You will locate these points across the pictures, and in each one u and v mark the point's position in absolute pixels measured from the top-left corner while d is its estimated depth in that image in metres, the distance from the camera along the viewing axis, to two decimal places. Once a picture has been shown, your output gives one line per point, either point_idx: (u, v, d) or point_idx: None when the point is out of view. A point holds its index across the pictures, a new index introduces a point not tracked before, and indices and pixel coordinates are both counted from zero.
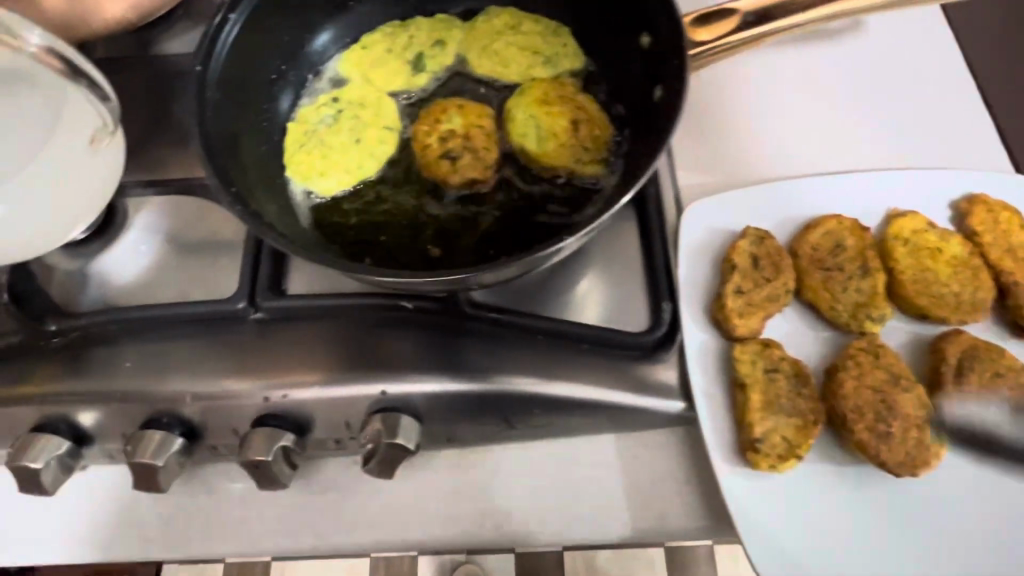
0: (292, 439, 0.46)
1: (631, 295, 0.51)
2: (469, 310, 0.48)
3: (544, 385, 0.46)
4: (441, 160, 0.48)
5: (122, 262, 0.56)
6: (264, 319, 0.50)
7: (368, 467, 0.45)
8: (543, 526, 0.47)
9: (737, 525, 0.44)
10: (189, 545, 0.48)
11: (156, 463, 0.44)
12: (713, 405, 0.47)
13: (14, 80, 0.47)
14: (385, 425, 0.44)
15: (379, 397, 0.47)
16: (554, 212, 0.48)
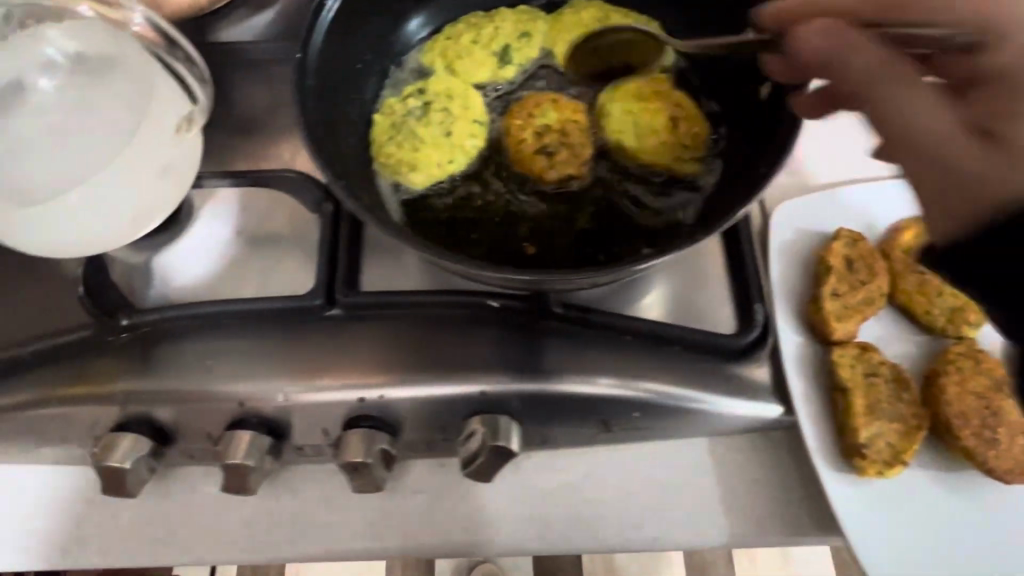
0: (389, 441, 0.45)
1: (718, 296, 0.51)
2: (558, 310, 0.47)
3: (642, 387, 0.46)
4: (535, 156, 0.47)
5: (185, 257, 0.55)
6: (344, 314, 0.49)
7: (469, 471, 0.44)
8: (639, 532, 0.46)
9: (845, 533, 0.43)
10: (276, 546, 0.47)
11: (249, 463, 0.43)
12: (813, 410, 0.47)
13: (103, 63, 0.45)
14: (488, 426, 0.44)
15: (478, 398, 0.46)
16: (655, 210, 0.47)
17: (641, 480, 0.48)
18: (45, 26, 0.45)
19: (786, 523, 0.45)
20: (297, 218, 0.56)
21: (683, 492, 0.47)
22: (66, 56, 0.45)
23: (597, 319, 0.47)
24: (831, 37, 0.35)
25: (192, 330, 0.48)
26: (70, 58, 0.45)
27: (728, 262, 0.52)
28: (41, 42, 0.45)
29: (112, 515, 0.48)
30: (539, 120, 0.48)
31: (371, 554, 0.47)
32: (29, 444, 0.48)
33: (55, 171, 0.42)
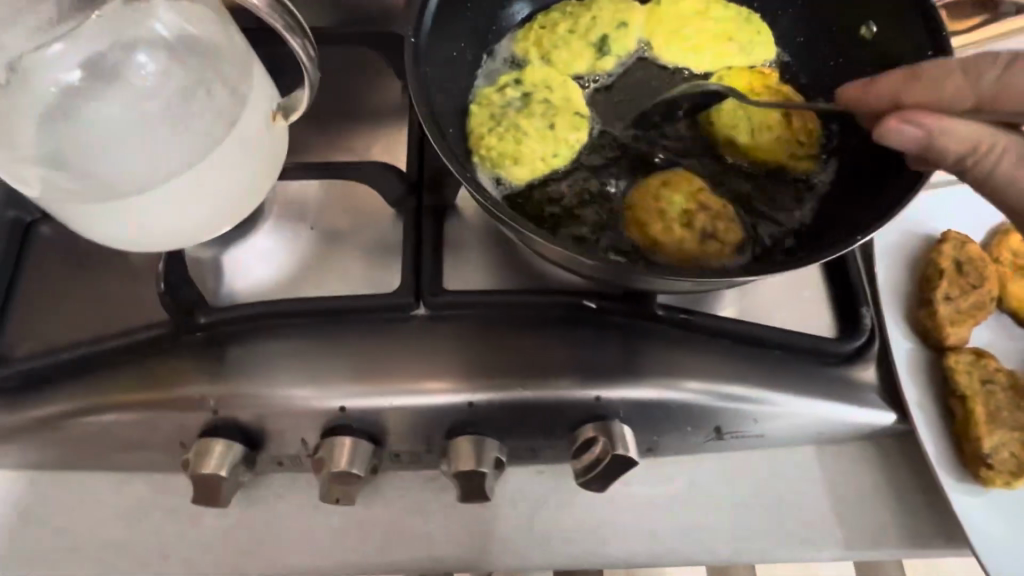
0: (497, 448, 0.44)
1: (818, 299, 0.49)
2: (660, 311, 0.45)
3: (756, 392, 0.44)
4: (691, 237, 0.42)
5: (253, 258, 0.53)
6: (429, 316, 0.47)
7: (583, 481, 0.43)
8: (750, 543, 0.45)
9: (972, 544, 0.42)
10: (371, 559, 0.45)
11: (353, 471, 0.42)
12: (928, 417, 0.45)
13: (185, 44, 0.41)
14: (604, 433, 0.43)
15: (593, 403, 0.44)
16: (771, 210, 0.45)
17: (750, 489, 0.46)
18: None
19: (903, 533, 0.44)
20: (378, 216, 0.54)
21: (793, 502, 0.46)
22: (171, 35, 0.41)
23: (700, 322, 0.45)
24: (937, 118, 0.34)
25: (284, 331, 0.46)
26: (175, 39, 0.41)
27: (827, 264, 0.51)
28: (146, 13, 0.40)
29: (199, 524, 0.46)
30: (664, 199, 0.43)
31: (473, 566, 0.45)
32: (110, 450, 0.46)
33: (141, 164, 0.38)
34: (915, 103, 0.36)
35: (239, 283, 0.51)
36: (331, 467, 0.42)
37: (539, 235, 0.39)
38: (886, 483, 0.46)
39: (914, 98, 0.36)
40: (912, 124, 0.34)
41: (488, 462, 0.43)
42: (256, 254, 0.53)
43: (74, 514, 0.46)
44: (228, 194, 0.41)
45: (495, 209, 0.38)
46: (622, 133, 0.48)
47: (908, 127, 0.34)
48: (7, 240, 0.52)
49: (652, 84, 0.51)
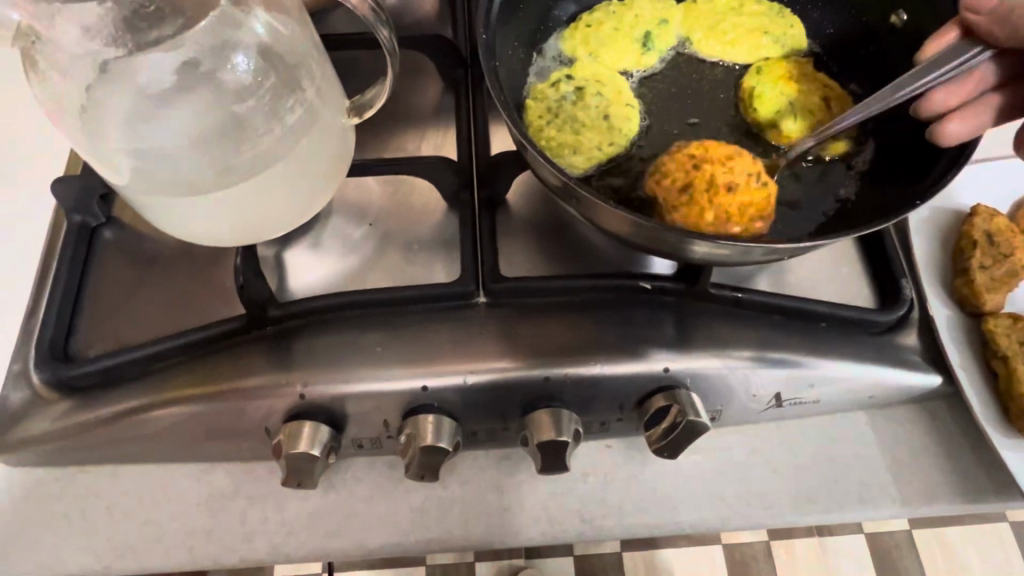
0: (576, 419, 0.46)
1: (857, 274, 0.52)
2: (716, 289, 0.47)
3: (810, 360, 0.47)
4: (757, 195, 0.43)
5: (310, 255, 0.55)
6: (489, 304, 0.49)
7: (658, 449, 0.46)
8: (813, 505, 0.47)
9: None
10: (452, 534, 0.47)
11: (439, 445, 0.44)
12: (970, 377, 0.48)
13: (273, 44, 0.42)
14: (675, 400, 0.45)
15: (659, 375, 0.46)
16: (825, 209, 0.48)
17: (809, 453, 0.49)
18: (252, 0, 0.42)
19: (955, 489, 0.47)
20: (430, 210, 0.57)
21: (849, 464, 0.48)
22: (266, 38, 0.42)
23: (752, 298, 0.48)
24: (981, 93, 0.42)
25: (361, 319, 0.48)
26: (268, 40, 0.42)
27: (863, 240, 0.54)
28: (247, 16, 0.42)
29: (282, 509, 0.48)
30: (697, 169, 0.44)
31: (550, 538, 0.47)
32: (192, 441, 0.47)
33: (225, 156, 0.40)
34: (956, 69, 0.42)
35: (305, 279, 0.53)
36: (419, 444, 0.44)
37: (608, 204, 0.41)
38: (934, 443, 0.49)
39: (978, 22, 0.40)
40: (971, 112, 0.40)
41: (569, 431, 0.45)
42: (315, 255, 0.55)
43: (157, 504, 0.48)
44: (306, 185, 0.43)
45: (575, 185, 0.40)
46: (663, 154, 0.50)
47: (941, 98, 0.41)
48: (74, 244, 0.54)
49: (691, 119, 0.52)
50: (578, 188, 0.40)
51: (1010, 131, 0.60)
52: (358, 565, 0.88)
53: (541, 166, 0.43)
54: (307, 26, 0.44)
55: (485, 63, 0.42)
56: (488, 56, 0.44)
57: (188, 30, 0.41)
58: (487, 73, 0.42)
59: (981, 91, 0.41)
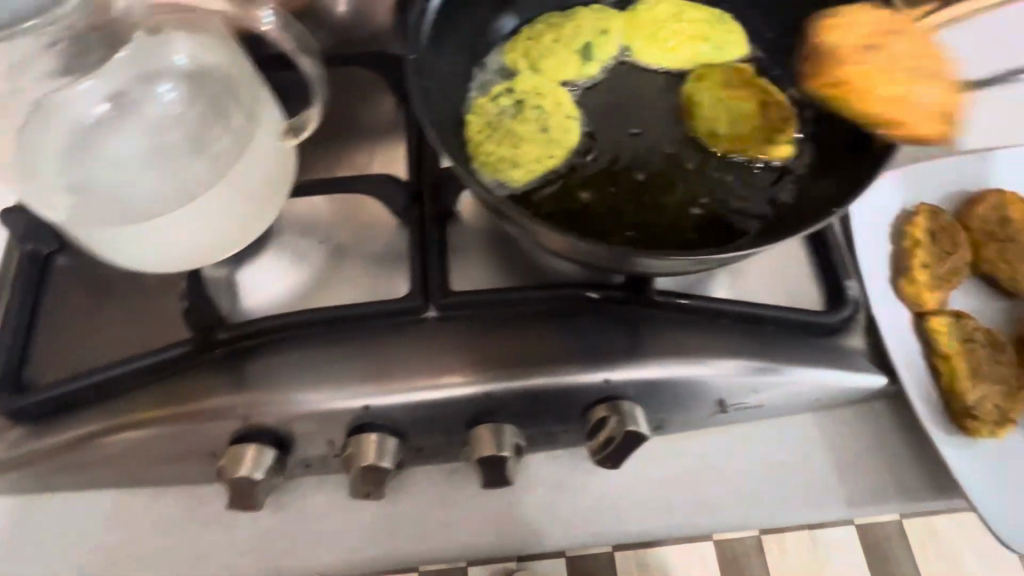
0: (517, 434, 0.46)
1: (804, 276, 0.52)
2: (659, 297, 0.48)
3: (754, 366, 0.47)
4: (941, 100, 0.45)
5: (266, 272, 0.55)
6: (438, 317, 0.49)
7: (598, 460, 0.45)
8: (759, 509, 0.47)
9: (967, 495, 0.45)
10: (402, 549, 0.47)
11: (382, 464, 0.44)
12: (915, 376, 0.48)
13: (204, 75, 0.44)
14: (616, 412, 0.45)
15: (601, 385, 0.46)
16: (762, 214, 0.48)
17: (759, 458, 0.49)
18: (175, 32, 0.43)
19: (899, 491, 0.47)
20: (382, 225, 0.57)
21: (796, 467, 0.48)
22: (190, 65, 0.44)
23: (697, 304, 0.48)
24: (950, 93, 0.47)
25: (307, 339, 0.48)
26: (194, 68, 0.44)
27: (810, 241, 0.54)
28: (168, 46, 0.43)
29: (235, 529, 0.48)
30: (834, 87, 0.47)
31: (498, 550, 0.47)
32: (142, 466, 0.48)
33: (164, 185, 0.41)
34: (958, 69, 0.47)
35: (257, 296, 0.53)
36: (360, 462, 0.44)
37: (536, 220, 0.41)
38: (882, 445, 0.49)
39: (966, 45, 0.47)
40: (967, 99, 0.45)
41: (510, 445, 0.45)
42: (270, 271, 0.55)
43: (110, 529, 0.49)
44: (239, 211, 0.41)
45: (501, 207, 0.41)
46: (605, 164, 0.50)
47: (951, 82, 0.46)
48: (26, 272, 0.54)
49: (632, 129, 0.51)
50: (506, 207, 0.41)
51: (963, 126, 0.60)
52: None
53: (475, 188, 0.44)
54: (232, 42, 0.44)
55: (410, 71, 0.44)
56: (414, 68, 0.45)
57: (112, 62, 0.43)
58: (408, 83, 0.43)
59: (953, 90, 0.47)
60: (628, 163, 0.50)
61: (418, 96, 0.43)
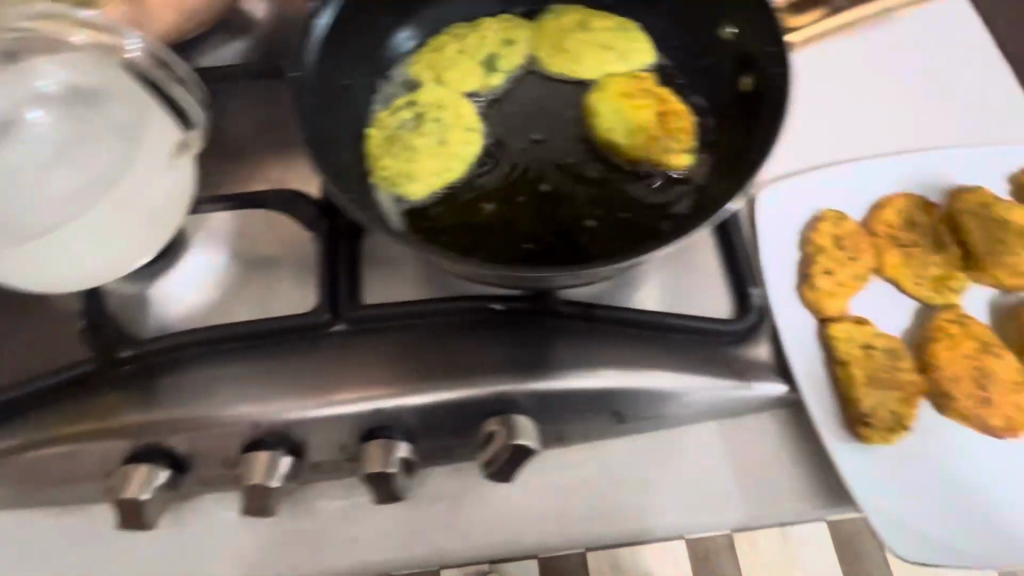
0: (408, 449, 0.45)
1: (711, 283, 0.52)
2: (560, 307, 0.48)
3: (655, 376, 0.47)
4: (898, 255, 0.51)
5: (179, 285, 0.54)
6: (347, 330, 0.49)
7: (488, 473, 0.45)
8: (658, 519, 0.48)
9: (858, 503, 0.45)
10: (301, 565, 0.47)
11: (269, 485, 0.43)
12: (815, 383, 0.48)
13: (80, 99, 0.46)
14: (503, 426, 0.45)
15: (490, 399, 0.46)
16: (658, 223, 0.47)
17: (661, 467, 0.49)
18: (40, 59, 0.46)
19: (797, 499, 0.47)
20: (293, 238, 0.56)
21: (697, 476, 0.49)
22: (62, 87, 0.47)
23: (602, 315, 0.48)
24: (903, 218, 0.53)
25: (208, 357, 0.48)
26: (70, 92, 0.46)
27: (720, 248, 0.53)
28: (42, 76, 0.46)
29: (132, 550, 0.48)
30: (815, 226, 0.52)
31: (398, 564, 0.47)
32: (39, 487, 0.47)
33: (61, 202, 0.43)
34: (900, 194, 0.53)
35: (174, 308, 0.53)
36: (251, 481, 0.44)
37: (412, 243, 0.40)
38: (784, 452, 0.49)
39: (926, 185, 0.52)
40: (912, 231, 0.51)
41: (401, 461, 0.44)
42: (189, 275, 0.55)
43: (9, 551, 0.48)
44: (141, 221, 0.43)
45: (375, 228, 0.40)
46: (506, 176, 0.50)
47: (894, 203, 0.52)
48: None
49: (536, 138, 0.51)
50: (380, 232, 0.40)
51: (881, 124, 0.59)
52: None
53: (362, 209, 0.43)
54: (108, 55, 0.45)
55: (297, 71, 0.43)
56: (305, 68, 0.45)
57: None
58: (293, 83, 0.43)
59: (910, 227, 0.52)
60: (529, 174, 0.50)
61: (302, 96, 0.43)
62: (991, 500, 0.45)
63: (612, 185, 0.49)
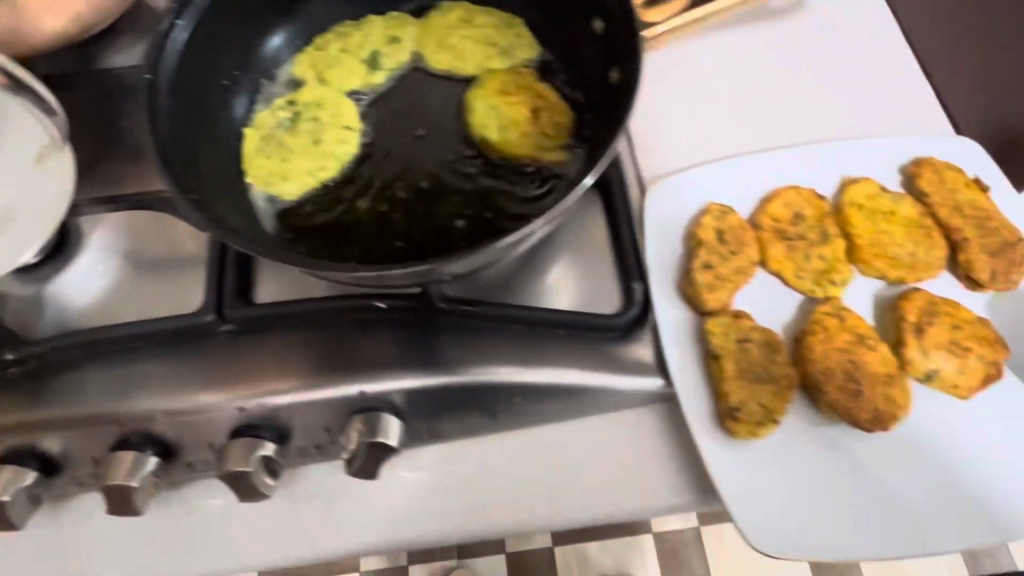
0: (272, 447, 0.44)
1: (601, 278, 0.52)
2: (440, 304, 0.48)
3: (529, 373, 0.47)
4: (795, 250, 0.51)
5: (79, 282, 0.54)
6: (234, 331, 0.48)
7: (351, 470, 0.45)
8: (530, 514, 0.48)
9: (727, 501, 0.45)
10: (174, 563, 0.47)
11: (131, 485, 0.43)
12: (690, 378, 0.48)
13: None
14: (365, 423, 0.45)
15: (358, 397, 0.46)
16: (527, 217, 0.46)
17: (538, 462, 0.49)
18: None
19: (669, 492, 0.47)
20: (197, 237, 0.57)
21: (572, 471, 0.48)
22: None
23: (482, 311, 0.48)
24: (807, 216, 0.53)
25: (94, 355, 0.47)
26: None
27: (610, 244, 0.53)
28: None
29: (9, 549, 0.48)
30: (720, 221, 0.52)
31: (270, 561, 0.47)
32: None
33: None
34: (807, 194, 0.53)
35: (68, 303, 0.53)
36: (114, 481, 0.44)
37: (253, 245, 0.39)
38: (659, 447, 0.49)
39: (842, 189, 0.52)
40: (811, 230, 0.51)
41: (262, 460, 0.43)
42: (87, 271, 0.55)
43: None
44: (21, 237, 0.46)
45: (214, 230, 0.38)
46: (383, 173, 0.50)
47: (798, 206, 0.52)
48: None
49: (416, 132, 0.51)
50: (220, 233, 0.38)
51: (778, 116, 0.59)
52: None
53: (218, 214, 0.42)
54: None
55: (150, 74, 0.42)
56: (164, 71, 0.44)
57: None
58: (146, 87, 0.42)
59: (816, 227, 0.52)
60: (405, 172, 0.50)
61: (155, 99, 0.42)
62: (863, 493, 0.44)
63: (485, 181, 0.49)
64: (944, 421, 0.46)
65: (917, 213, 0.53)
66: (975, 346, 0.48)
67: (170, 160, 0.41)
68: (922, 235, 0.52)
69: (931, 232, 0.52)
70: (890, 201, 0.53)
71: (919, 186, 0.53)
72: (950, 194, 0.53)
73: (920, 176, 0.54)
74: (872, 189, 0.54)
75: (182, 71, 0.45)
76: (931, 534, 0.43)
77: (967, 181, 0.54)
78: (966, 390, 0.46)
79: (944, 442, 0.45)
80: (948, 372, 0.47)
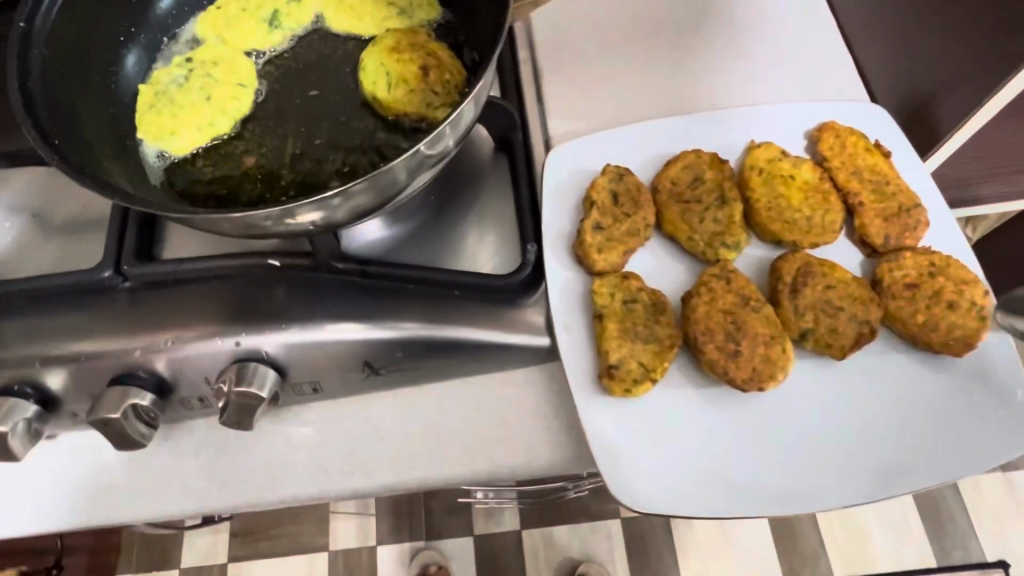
0: (148, 399, 0.46)
1: (505, 240, 0.52)
2: (336, 263, 0.47)
3: (426, 331, 0.46)
4: (699, 213, 0.50)
5: None
6: (132, 288, 0.48)
7: (226, 419, 0.46)
8: (412, 469, 0.48)
9: (636, 479, 0.44)
10: (58, 512, 0.48)
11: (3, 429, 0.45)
12: (579, 338, 0.48)
13: None
14: (238, 373, 0.45)
15: (234, 348, 0.46)
16: None
17: (423, 418, 0.49)
18: None
19: (549, 449, 0.48)
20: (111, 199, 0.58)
21: (455, 429, 0.49)
22: None
23: (376, 271, 0.48)
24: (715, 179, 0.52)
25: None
26: None
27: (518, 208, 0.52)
28: None
29: None
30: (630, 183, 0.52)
31: (153, 512, 0.48)
32: None
33: None
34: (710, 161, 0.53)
35: None
36: None
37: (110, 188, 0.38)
38: (544, 406, 0.49)
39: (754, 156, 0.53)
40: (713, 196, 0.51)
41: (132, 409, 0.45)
42: None
43: None
44: None
45: (70, 171, 0.38)
46: (276, 131, 0.50)
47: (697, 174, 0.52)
48: None
49: (311, 92, 0.51)
50: (73, 174, 0.38)
51: (690, 82, 0.58)
52: (175, 527, 0.92)
53: (89, 163, 0.43)
54: None
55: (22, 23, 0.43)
56: (41, 20, 0.45)
57: None
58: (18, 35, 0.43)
59: (721, 190, 0.51)
60: (299, 128, 0.50)
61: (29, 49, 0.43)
62: (766, 463, 0.44)
63: (375, 138, 0.49)
64: (825, 382, 0.46)
65: (817, 177, 0.52)
66: (847, 305, 0.47)
67: (34, 106, 0.41)
68: (820, 199, 0.51)
69: (828, 196, 0.51)
70: (790, 164, 0.52)
71: (820, 151, 0.53)
72: (850, 158, 0.53)
73: (821, 140, 0.54)
74: (774, 152, 0.53)
75: (63, 23, 0.46)
76: (843, 491, 0.43)
77: (869, 145, 0.53)
78: (834, 349, 0.46)
79: (828, 403, 0.45)
80: (821, 333, 0.46)
